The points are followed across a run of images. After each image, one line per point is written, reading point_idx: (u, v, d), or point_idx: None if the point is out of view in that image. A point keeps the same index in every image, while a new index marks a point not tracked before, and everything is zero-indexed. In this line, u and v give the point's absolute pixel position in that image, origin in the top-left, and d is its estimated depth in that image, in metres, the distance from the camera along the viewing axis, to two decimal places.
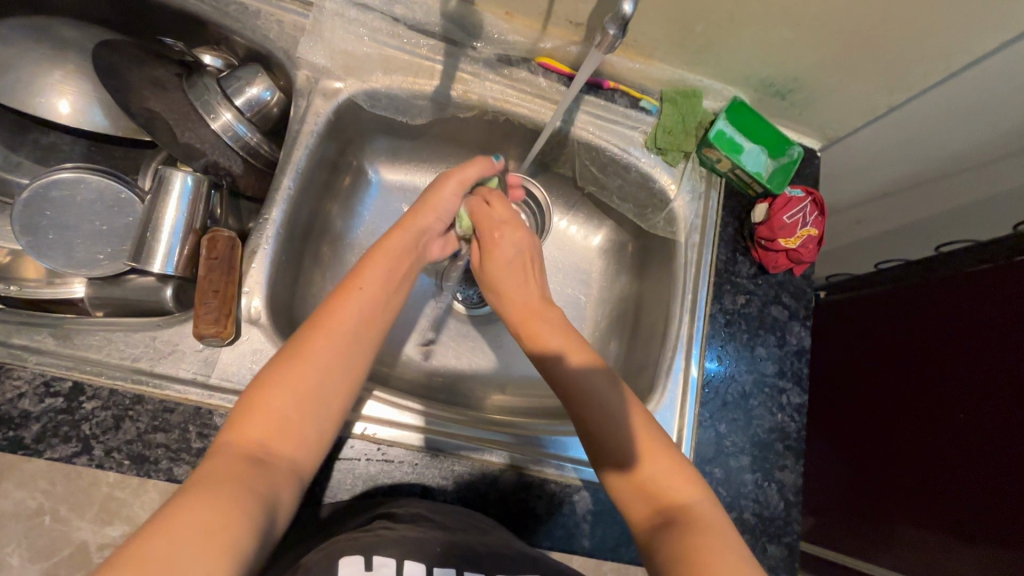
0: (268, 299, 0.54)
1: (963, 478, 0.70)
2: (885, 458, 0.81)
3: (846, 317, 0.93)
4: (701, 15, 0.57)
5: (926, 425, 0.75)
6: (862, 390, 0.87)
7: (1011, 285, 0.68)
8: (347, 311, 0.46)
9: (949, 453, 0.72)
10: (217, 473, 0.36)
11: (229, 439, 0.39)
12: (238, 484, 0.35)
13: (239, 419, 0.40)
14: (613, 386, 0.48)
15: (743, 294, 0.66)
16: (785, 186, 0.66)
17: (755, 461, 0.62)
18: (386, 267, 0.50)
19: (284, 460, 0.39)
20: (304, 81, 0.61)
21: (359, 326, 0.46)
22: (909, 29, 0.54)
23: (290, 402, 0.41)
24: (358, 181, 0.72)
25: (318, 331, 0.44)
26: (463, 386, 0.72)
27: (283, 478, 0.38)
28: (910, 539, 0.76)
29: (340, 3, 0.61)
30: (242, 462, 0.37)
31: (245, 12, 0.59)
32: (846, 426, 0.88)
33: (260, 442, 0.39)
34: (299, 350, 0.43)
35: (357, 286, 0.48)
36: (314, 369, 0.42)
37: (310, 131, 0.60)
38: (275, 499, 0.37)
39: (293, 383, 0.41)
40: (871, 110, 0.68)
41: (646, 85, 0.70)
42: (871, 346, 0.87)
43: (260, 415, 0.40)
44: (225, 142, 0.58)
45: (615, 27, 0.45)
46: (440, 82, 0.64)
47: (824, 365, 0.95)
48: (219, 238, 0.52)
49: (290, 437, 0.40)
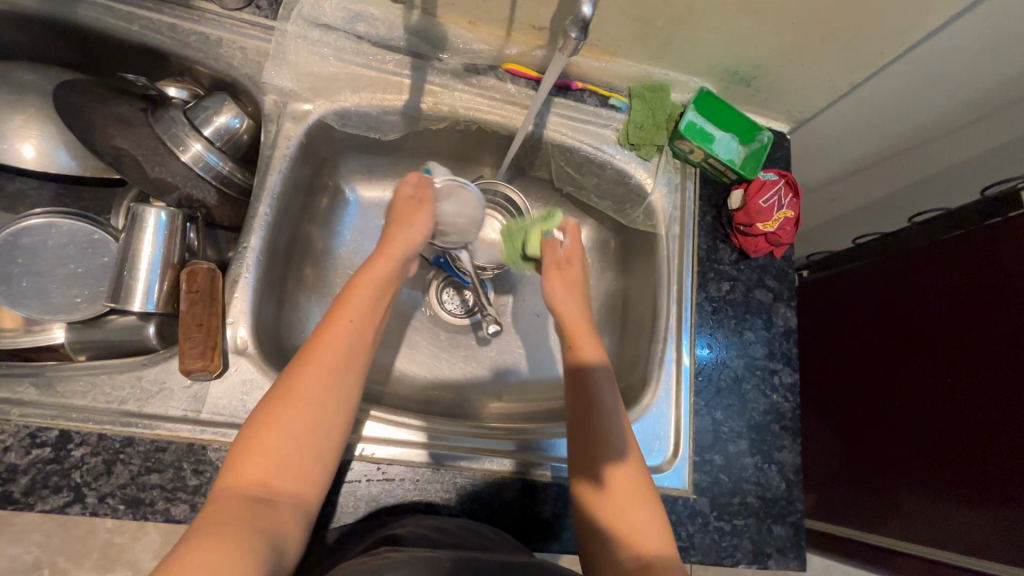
0: (253, 328, 0.54)
1: (952, 442, 0.71)
2: (877, 429, 0.82)
3: (830, 294, 0.95)
4: (662, 10, 0.58)
5: (915, 395, 0.77)
6: (850, 365, 0.88)
7: (987, 249, 0.70)
8: (337, 340, 0.47)
9: (944, 419, 0.73)
10: (221, 516, 0.36)
11: (231, 480, 0.39)
12: (243, 525, 0.36)
13: (237, 460, 0.40)
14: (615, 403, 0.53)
15: (727, 281, 0.67)
16: (759, 171, 0.68)
17: (753, 444, 0.62)
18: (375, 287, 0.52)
19: (289, 496, 0.40)
20: (272, 106, 0.60)
21: (352, 356, 0.47)
22: (863, 7, 0.56)
23: (289, 439, 0.41)
24: (336, 202, 0.72)
25: (312, 364, 0.45)
26: (459, 396, 0.72)
27: (288, 516, 0.39)
28: (910, 508, 0.77)
29: (302, 24, 0.60)
30: (246, 505, 0.38)
31: (207, 42, 0.59)
32: (840, 401, 0.89)
33: (261, 481, 0.39)
34: (293, 385, 0.43)
35: (341, 315, 0.49)
36: (308, 404, 0.43)
37: (283, 156, 0.59)
38: (280, 536, 0.37)
39: (290, 421, 0.42)
40: (835, 90, 0.69)
41: (614, 83, 0.70)
42: (855, 320, 0.89)
43: (259, 455, 0.40)
44: (197, 173, 0.58)
45: (576, 30, 0.45)
46: (410, 96, 0.64)
47: (815, 342, 0.96)
48: (198, 272, 0.51)
49: (292, 474, 0.41)
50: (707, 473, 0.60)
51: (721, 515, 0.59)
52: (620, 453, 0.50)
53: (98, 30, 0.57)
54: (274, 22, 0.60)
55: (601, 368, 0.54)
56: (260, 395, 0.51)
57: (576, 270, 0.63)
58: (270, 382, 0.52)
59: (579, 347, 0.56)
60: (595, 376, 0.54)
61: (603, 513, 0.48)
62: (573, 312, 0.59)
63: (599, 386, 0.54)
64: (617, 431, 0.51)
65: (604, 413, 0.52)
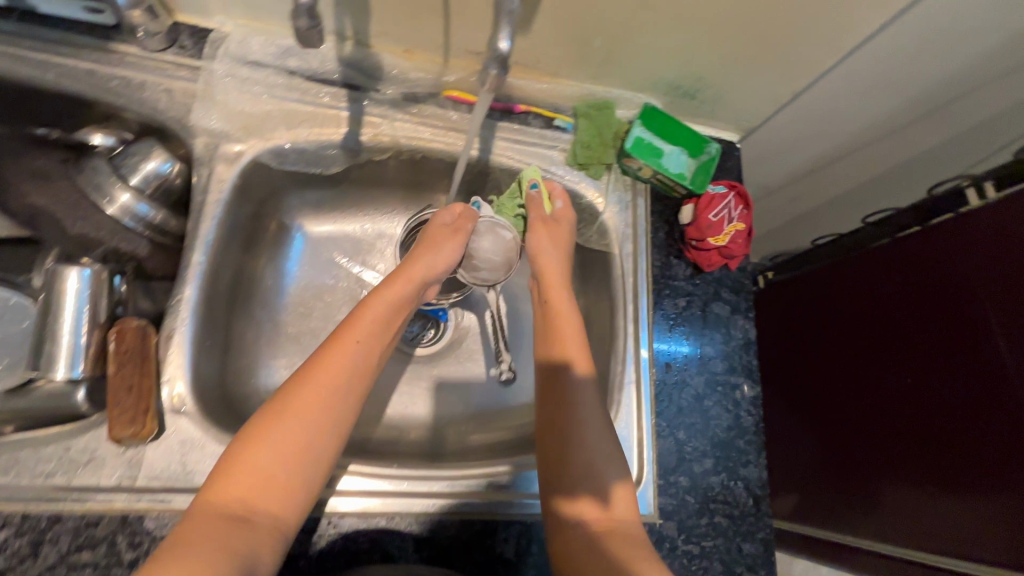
0: (192, 383, 0.52)
1: (928, 429, 0.76)
2: (862, 427, 0.86)
3: (813, 296, 0.99)
4: (598, 30, 0.57)
5: (896, 389, 0.81)
6: (836, 363, 0.93)
7: (951, 250, 0.75)
8: (337, 363, 0.49)
9: (922, 411, 0.77)
10: (200, 533, 0.39)
11: (215, 494, 0.43)
12: (216, 544, 0.39)
13: (222, 475, 0.43)
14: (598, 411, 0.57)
15: (682, 298, 0.67)
16: (708, 185, 0.66)
17: (718, 461, 0.62)
18: (382, 311, 0.55)
19: (268, 515, 0.43)
20: (203, 149, 0.58)
21: (349, 378, 0.50)
22: (795, 18, 0.55)
23: (273, 458, 0.44)
24: (281, 240, 0.70)
25: (310, 384, 0.48)
26: (421, 431, 0.70)
27: (264, 534, 0.42)
28: (891, 498, 0.81)
29: (230, 62, 0.59)
30: (224, 521, 0.41)
31: (129, 86, 0.56)
32: (829, 401, 0.93)
33: (242, 497, 0.42)
34: (285, 406, 0.46)
35: (347, 337, 0.52)
36: (302, 426, 0.46)
37: (216, 200, 0.57)
38: (254, 558, 0.40)
39: (281, 442, 0.45)
40: (778, 98, 0.69)
41: (559, 103, 0.69)
42: (838, 321, 0.93)
43: (248, 473, 0.43)
44: (125, 225, 0.55)
45: (496, 66, 0.43)
46: (348, 129, 0.62)
47: (809, 341, 0.99)
48: (127, 329, 0.48)
49: (273, 491, 0.44)
50: (673, 495, 0.59)
51: (689, 537, 0.58)
52: (620, 471, 0.55)
53: (10, 79, 0.54)
54: (200, 60, 0.58)
55: (586, 381, 0.58)
56: (201, 454, 0.49)
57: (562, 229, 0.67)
58: (211, 441, 0.50)
59: (567, 352, 0.59)
60: (568, 375, 0.58)
61: (597, 522, 0.52)
62: (566, 317, 0.62)
63: (581, 404, 0.57)
64: (605, 457, 0.55)
65: (587, 429, 0.56)
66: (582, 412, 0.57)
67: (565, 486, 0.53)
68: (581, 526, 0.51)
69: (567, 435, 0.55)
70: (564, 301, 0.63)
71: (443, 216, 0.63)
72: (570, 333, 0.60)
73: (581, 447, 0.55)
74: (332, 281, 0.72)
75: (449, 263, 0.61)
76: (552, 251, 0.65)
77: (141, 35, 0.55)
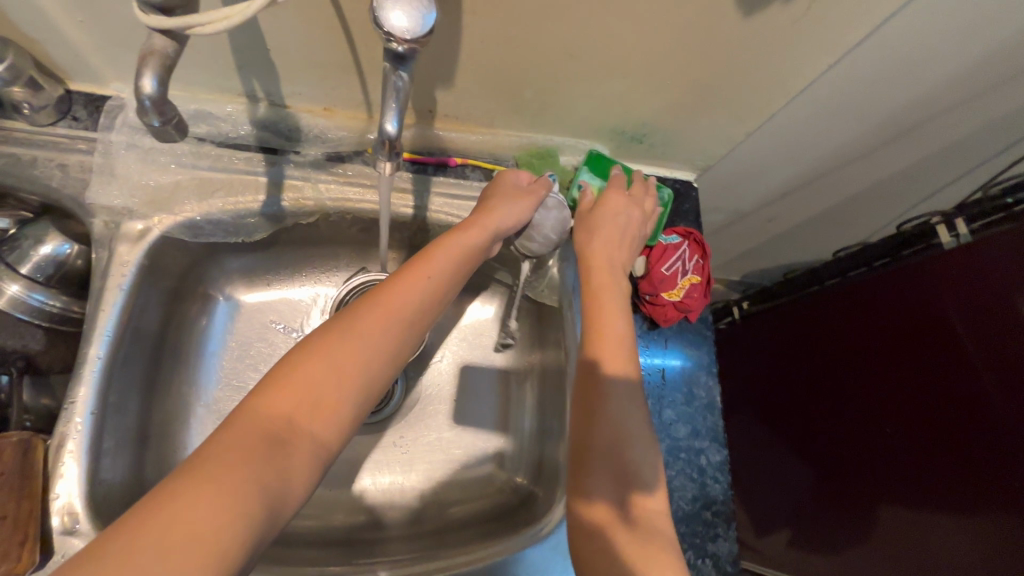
0: (89, 495, 0.46)
1: (924, 449, 0.71)
2: (854, 458, 0.82)
3: (787, 325, 0.96)
4: (527, 81, 0.53)
5: (885, 414, 0.77)
6: (820, 397, 0.89)
7: (923, 271, 0.71)
8: (405, 298, 0.43)
9: (905, 450, 0.73)
10: (236, 447, 0.33)
11: (260, 403, 0.36)
12: (250, 472, 0.32)
13: (272, 386, 0.36)
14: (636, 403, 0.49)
15: (638, 357, 0.62)
16: (660, 234, 0.62)
17: (683, 539, 0.57)
18: (456, 251, 0.48)
19: (310, 440, 0.35)
20: (102, 229, 0.53)
21: (413, 320, 0.43)
22: (735, 66, 0.52)
23: (327, 383, 0.37)
24: (208, 314, 0.65)
25: (378, 317, 0.41)
26: (367, 515, 0.64)
27: (298, 468, 0.34)
28: (892, 528, 0.76)
29: (129, 132, 0.54)
30: (264, 440, 0.34)
31: (17, 164, 0.51)
32: (811, 436, 0.90)
33: (287, 419, 0.35)
34: (346, 334, 0.39)
35: (420, 269, 0.45)
36: (365, 359, 0.39)
37: (118, 286, 0.52)
38: (281, 501, 0.33)
39: (338, 369, 0.38)
40: (731, 139, 0.65)
41: (500, 154, 0.65)
42: (814, 350, 0.90)
43: (298, 388, 0.36)
44: (17, 317, 0.51)
45: (386, 155, 0.42)
46: (268, 195, 0.57)
47: (792, 374, 0.95)
48: (4, 447, 0.44)
49: (318, 418, 0.36)
50: None
51: None
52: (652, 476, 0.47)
53: None
54: (96, 132, 0.54)
55: (625, 381, 0.49)
56: None
57: (607, 227, 0.57)
58: None
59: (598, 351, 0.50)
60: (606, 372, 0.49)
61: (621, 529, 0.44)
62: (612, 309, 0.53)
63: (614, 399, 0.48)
64: (645, 456, 0.47)
65: (617, 415, 0.48)
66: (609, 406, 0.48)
67: (582, 484, 0.46)
68: (596, 536, 0.44)
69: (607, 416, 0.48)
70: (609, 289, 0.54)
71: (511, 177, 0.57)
72: (609, 324, 0.52)
73: (614, 441, 0.47)
74: (267, 350, 0.66)
75: (517, 221, 0.53)
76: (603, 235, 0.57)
77: (26, 110, 0.50)
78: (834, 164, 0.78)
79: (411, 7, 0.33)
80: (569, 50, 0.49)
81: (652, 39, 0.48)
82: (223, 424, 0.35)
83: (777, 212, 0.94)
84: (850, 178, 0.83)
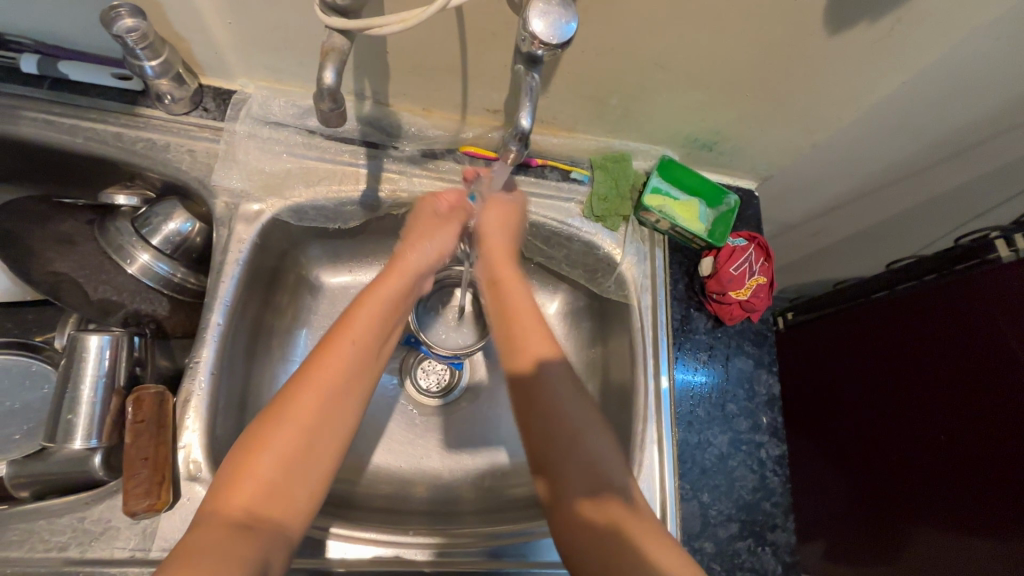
0: (209, 448, 0.51)
1: (961, 460, 0.73)
2: (889, 469, 0.84)
3: (830, 335, 0.98)
4: (613, 89, 0.57)
5: (921, 426, 0.79)
6: (860, 407, 0.90)
7: (976, 286, 0.73)
8: (334, 358, 0.47)
9: (946, 461, 0.75)
10: (200, 545, 0.37)
11: (215, 507, 0.40)
12: (221, 560, 0.36)
13: (223, 485, 0.41)
14: (581, 407, 0.53)
15: (703, 352, 0.65)
16: (728, 236, 0.65)
17: (744, 526, 0.59)
18: (375, 310, 0.51)
19: (273, 524, 0.41)
20: (223, 209, 0.59)
21: (351, 377, 0.47)
22: (811, 83, 0.55)
23: (279, 466, 0.42)
24: (299, 293, 0.70)
25: (304, 392, 0.45)
26: (433, 488, 0.69)
27: (268, 544, 0.40)
28: (925, 542, 0.78)
29: (251, 123, 0.60)
30: (229, 531, 0.39)
31: (153, 148, 0.57)
32: (846, 446, 0.92)
33: (247, 507, 0.40)
34: (283, 413, 0.44)
35: (343, 333, 0.49)
36: (299, 433, 0.43)
37: (235, 261, 0.57)
38: (262, 565, 0.38)
39: (278, 452, 0.42)
40: (797, 151, 0.68)
41: (576, 156, 0.70)
42: (859, 361, 0.91)
43: (248, 480, 0.41)
44: (145, 284, 0.57)
45: (517, 142, 0.45)
46: (367, 186, 0.63)
47: (830, 384, 0.97)
48: (145, 397, 0.48)
49: (279, 503, 0.41)
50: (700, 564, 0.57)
51: None
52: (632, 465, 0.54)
53: (40, 143, 0.55)
54: (223, 122, 0.59)
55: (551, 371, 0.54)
56: None
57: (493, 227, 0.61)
58: None
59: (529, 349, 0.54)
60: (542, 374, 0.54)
61: (585, 538, 0.47)
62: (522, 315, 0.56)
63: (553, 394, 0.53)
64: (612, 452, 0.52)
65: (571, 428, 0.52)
66: (554, 411, 0.52)
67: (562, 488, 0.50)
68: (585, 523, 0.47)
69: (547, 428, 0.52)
70: (518, 286, 0.58)
71: (434, 204, 0.60)
72: (529, 324, 0.56)
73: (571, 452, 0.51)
74: None
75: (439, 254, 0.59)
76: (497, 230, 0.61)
77: (167, 101, 0.56)
78: (890, 180, 0.80)
79: (550, 18, 0.37)
80: (658, 63, 0.53)
81: (737, 55, 0.51)
82: (185, 532, 0.39)
83: (826, 225, 0.96)
84: (905, 194, 0.85)
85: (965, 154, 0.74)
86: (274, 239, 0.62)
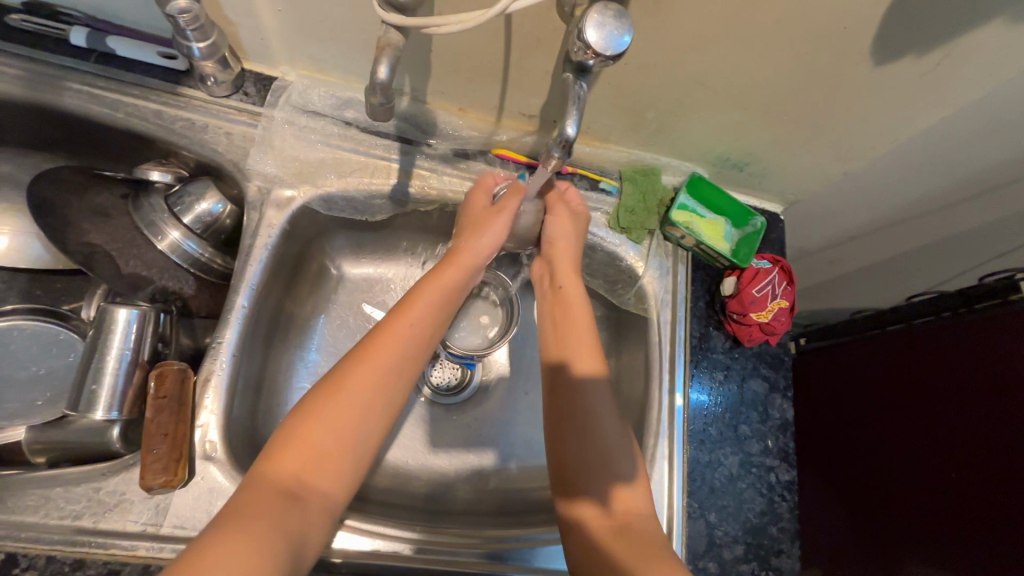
0: (225, 430, 0.51)
1: (961, 497, 0.73)
2: (891, 506, 0.83)
3: (843, 363, 0.98)
4: (651, 104, 0.58)
5: (925, 461, 0.78)
6: (867, 438, 0.90)
7: (996, 327, 0.73)
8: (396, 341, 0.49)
9: (946, 499, 0.75)
10: (257, 506, 0.40)
11: (269, 470, 0.42)
12: (271, 522, 0.39)
13: (275, 452, 0.43)
14: (609, 408, 0.57)
15: (720, 371, 0.65)
16: (752, 258, 0.66)
17: (749, 549, 0.60)
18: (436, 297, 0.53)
19: (319, 490, 0.43)
20: (255, 193, 0.59)
21: (406, 361, 0.49)
22: (849, 113, 0.55)
23: (333, 435, 0.44)
24: (320, 281, 0.70)
25: (363, 368, 0.47)
26: (440, 487, 0.69)
27: (315, 514, 0.42)
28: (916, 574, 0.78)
29: (290, 111, 0.60)
30: (279, 497, 0.41)
31: (192, 128, 0.58)
32: (849, 477, 0.92)
33: (296, 475, 0.42)
34: (338, 385, 0.46)
35: (406, 318, 0.51)
36: (356, 405, 0.46)
37: (263, 245, 0.58)
38: (305, 539, 0.40)
39: (336, 420, 0.45)
40: (826, 178, 0.68)
41: (606, 166, 0.70)
42: (869, 390, 0.91)
43: (303, 448, 0.43)
44: (173, 261, 0.57)
45: (560, 150, 0.46)
46: (397, 180, 0.63)
47: (840, 413, 0.96)
48: (168, 373, 0.49)
49: (325, 469, 0.44)
50: None
51: None
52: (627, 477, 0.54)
53: (84, 116, 0.56)
54: (262, 108, 0.60)
55: (589, 376, 0.58)
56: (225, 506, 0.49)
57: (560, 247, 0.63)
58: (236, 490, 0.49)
59: (574, 353, 0.59)
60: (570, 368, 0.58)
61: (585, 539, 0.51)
62: (577, 319, 0.60)
63: (595, 399, 0.57)
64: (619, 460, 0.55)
65: (594, 429, 0.56)
66: (592, 412, 0.57)
67: (568, 487, 0.54)
68: (581, 529, 0.52)
69: (578, 421, 0.56)
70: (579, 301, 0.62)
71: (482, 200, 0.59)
72: (583, 336, 0.60)
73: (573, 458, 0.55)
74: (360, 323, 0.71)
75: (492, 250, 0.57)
76: (567, 236, 0.62)
77: (210, 83, 0.57)
78: (916, 213, 0.80)
79: (604, 29, 0.37)
80: (700, 80, 0.53)
81: (780, 77, 0.51)
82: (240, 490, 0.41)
83: (846, 254, 0.96)
84: (930, 228, 0.84)
85: (995, 193, 0.74)
86: (301, 225, 0.62)
